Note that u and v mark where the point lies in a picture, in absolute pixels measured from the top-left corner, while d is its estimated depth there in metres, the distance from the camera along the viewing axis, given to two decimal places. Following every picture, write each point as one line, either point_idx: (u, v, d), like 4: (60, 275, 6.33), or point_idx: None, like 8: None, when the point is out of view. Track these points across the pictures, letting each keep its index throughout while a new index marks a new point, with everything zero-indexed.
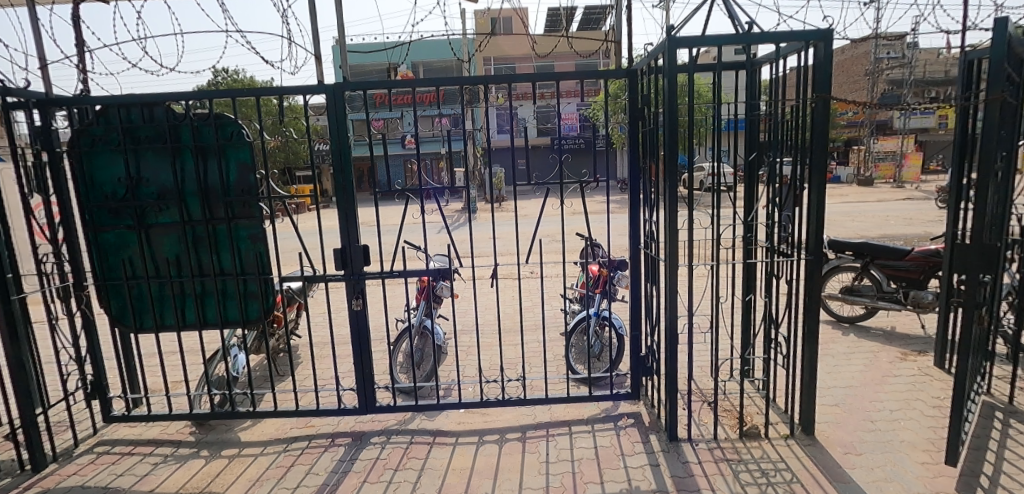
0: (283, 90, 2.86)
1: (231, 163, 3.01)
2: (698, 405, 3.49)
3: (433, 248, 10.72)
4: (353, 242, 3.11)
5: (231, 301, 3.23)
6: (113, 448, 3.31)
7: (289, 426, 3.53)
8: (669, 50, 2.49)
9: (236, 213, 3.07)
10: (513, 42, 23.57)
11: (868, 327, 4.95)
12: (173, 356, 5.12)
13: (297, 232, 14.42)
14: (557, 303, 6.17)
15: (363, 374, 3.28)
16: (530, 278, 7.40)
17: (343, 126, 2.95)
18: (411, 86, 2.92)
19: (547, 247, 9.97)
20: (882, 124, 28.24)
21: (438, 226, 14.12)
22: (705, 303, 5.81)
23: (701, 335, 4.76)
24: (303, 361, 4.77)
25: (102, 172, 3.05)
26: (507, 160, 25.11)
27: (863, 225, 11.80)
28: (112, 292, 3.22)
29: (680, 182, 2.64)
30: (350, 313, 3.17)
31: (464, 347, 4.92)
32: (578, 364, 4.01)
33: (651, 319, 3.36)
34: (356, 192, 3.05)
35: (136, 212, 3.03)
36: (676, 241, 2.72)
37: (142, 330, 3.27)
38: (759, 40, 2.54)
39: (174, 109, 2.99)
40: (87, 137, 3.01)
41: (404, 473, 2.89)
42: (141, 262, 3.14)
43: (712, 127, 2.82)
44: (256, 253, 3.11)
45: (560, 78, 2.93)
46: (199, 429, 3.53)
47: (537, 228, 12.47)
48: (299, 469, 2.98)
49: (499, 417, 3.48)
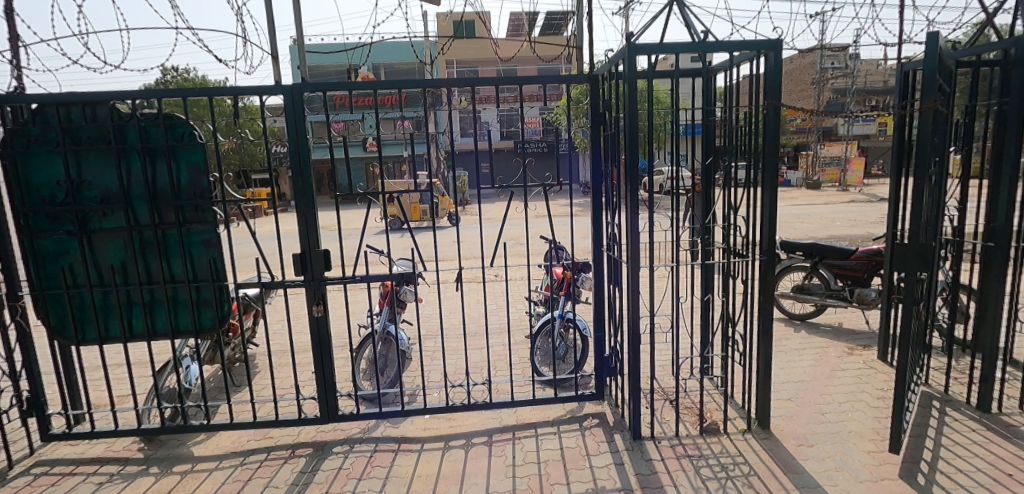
0: (238, 90, 2.76)
1: (182, 166, 2.89)
2: (660, 403, 3.57)
3: (396, 253, 10.60)
4: (313, 246, 3.03)
5: (183, 309, 3.10)
6: (53, 469, 3.12)
7: (246, 439, 3.41)
8: (628, 57, 2.55)
9: (188, 217, 2.95)
10: (476, 46, 23.62)
11: (818, 324, 5.18)
12: (119, 368, 4.87)
13: (254, 236, 14.01)
14: (522, 305, 6.22)
15: (324, 382, 3.20)
16: (495, 282, 7.41)
17: (301, 128, 2.87)
18: (372, 89, 2.85)
19: (513, 250, 10.04)
20: (827, 131, 29.66)
21: (401, 229, 13.99)
22: (665, 304, 5.98)
23: (662, 335, 4.88)
24: (261, 370, 4.63)
25: (39, 174, 2.88)
26: (470, 163, 25.09)
27: (812, 226, 12.37)
28: (51, 301, 3.04)
29: (641, 186, 2.69)
30: (311, 319, 3.08)
31: (430, 352, 4.88)
32: (543, 367, 4.03)
33: (615, 320, 3.40)
34: (316, 195, 2.98)
35: (77, 217, 2.87)
36: (637, 242, 2.76)
37: (85, 343, 3.09)
38: (714, 49, 2.62)
39: (120, 109, 2.86)
40: (21, 136, 2.83)
41: (368, 481, 2.84)
42: (83, 269, 2.97)
43: (671, 131, 2.88)
44: (209, 259, 3.00)
45: (524, 81, 2.94)
46: (148, 445, 3.36)
47: (501, 231, 12.52)
48: (257, 483, 2.89)
49: (465, 422, 3.46)
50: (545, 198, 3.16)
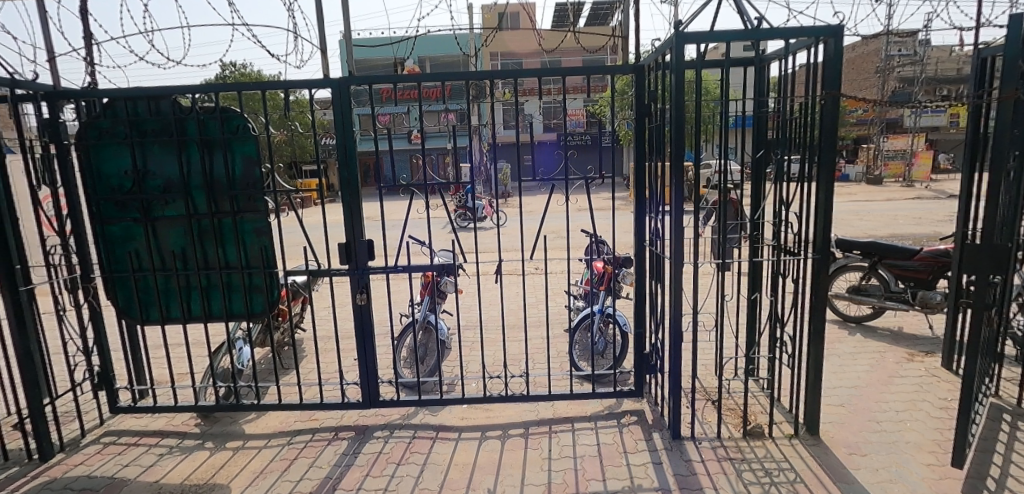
0: (288, 84, 2.85)
1: (236, 157, 3.01)
2: (702, 403, 3.47)
3: (438, 244, 10.74)
4: (358, 236, 3.09)
5: (236, 293, 3.23)
6: (119, 439, 3.34)
7: (293, 419, 3.55)
8: (676, 46, 2.46)
9: (241, 206, 3.07)
10: (519, 37, 23.55)
11: (875, 328, 4.91)
12: (179, 348, 5.17)
13: (303, 226, 14.53)
14: (561, 299, 6.19)
15: (366, 367, 3.28)
16: (534, 275, 7.41)
17: (348, 120, 2.94)
18: (416, 81, 2.88)
19: (553, 244, 10.01)
20: (891, 122, 27.94)
21: (443, 221, 14.20)
22: (709, 302, 5.82)
23: (706, 334, 4.76)
24: (308, 355, 4.80)
25: (109, 165, 3.07)
26: (512, 155, 25.10)
27: (871, 224, 11.72)
28: (118, 283, 3.24)
29: (686, 180, 2.61)
30: (354, 307, 3.16)
31: (468, 342, 4.93)
32: (582, 362, 4.02)
33: (656, 317, 3.32)
34: (361, 186, 3.03)
35: (141, 205, 3.05)
36: (681, 238, 2.67)
37: (148, 323, 3.29)
38: (768, 36, 2.50)
39: (181, 103, 3.00)
40: (94, 129, 3.03)
41: (406, 467, 2.90)
42: (146, 254, 3.16)
43: (719, 123, 2.77)
44: (261, 246, 3.11)
45: (567, 73, 2.88)
46: (204, 421, 3.55)
47: (543, 224, 12.51)
48: (302, 463, 3.00)
49: (502, 414, 3.47)
50: (587, 192, 3.06)
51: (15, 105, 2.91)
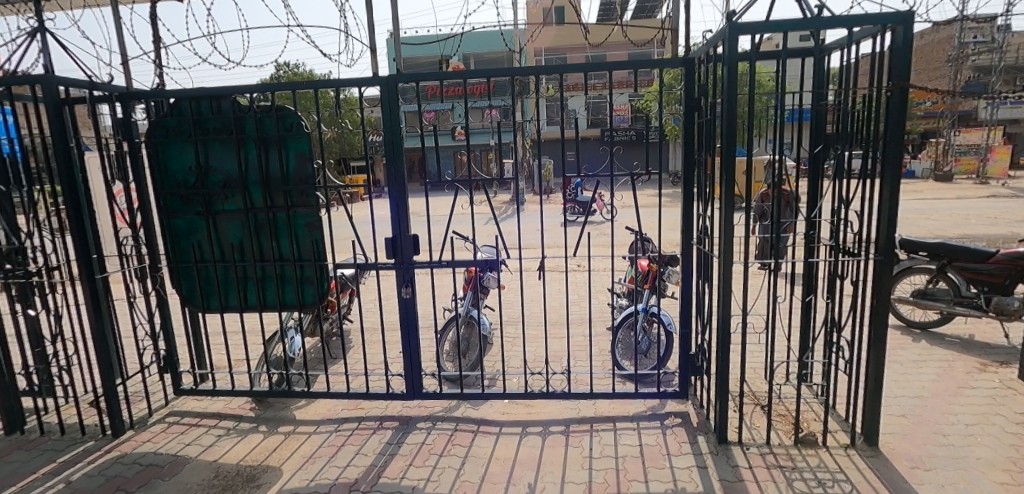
0: (339, 83, 2.93)
1: (290, 153, 3.13)
2: (751, 407, 3.36)
3: (481, 240, 10.83)
4: (404, 231, 3.15)
5: (289, 285, 3.36)
6: (183, 419, 3.55)
7: (341, 408, 3.67)
8: (729, 37, 2.38)
9: (295, 201, 3.18)
10: (565, 32, 23.38)
11: (943, 335, 4.61)
12: (236, 335, 5.44)
13: (352, 220, 14.99)
14: (604, 297, 6.13)
15: (411, 359, 3.35)
16: (577, 272, 7.36)
17: (396, 117, 3.00)
18: (462, 78, 2.90)
19: (597, 241, 9.91)
20: (964, 115, 26.09)
21: (487, 216, 14.32)
22: (759, 303, 5.62)
23: (755, 336, 4.60)
24: (356, 346, 4.95)
25: (175, 161, 3.25)
26: (556, 152, 24.99)
27: (939, 224, 11.00)
28: (182, 273, 3.43)
29: (737, 177, 2.52)
30: (400, 301, 3.23)
31: (510, 338, 4.96)
32: (624, 360, 4.00)
33: (703, 317, 3.23)
34: (407, 182, 3.09)
35: (204, 199, 3.22)
36: (732, 236, 2.58)
37: (209, 311, 3.47)
38: (830, 25, 2.38)
39: (240, 102, 3.14)
40: (162, 128, 3.22)
41: (448, 458, 2.95)
42: (208, 246, 3.33)
43: (775, 117, 2.65)
44: (312, 240, 3.22)
45: (614, 67, 2.83)
46: (258, 406, 3.72)
47: (587, 220, 12.41)
48: (349, 450, 3.10)
49: (543, 410, 3.47)
50: (633, 188, 3.01)
51: (93, 107, 3.13)
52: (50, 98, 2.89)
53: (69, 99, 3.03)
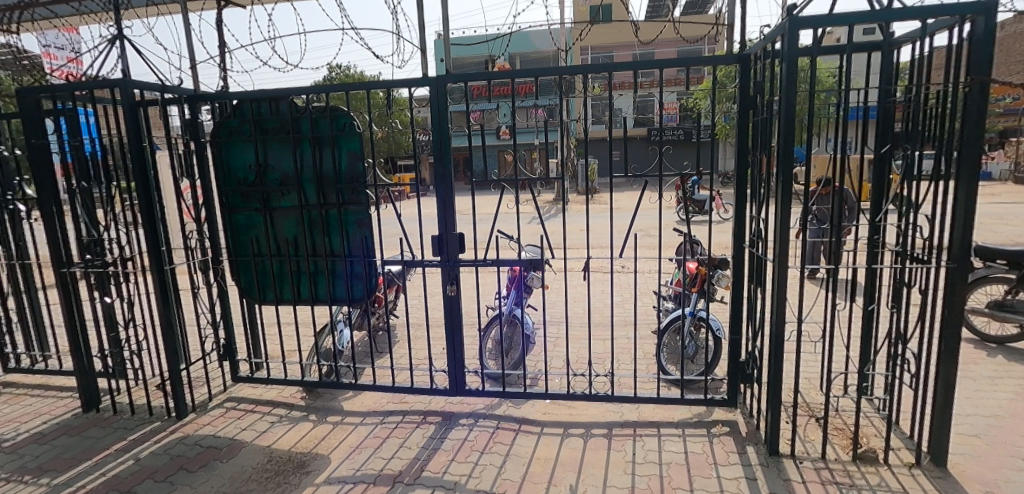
0: (390, 84, 3.00)
1: (343, 153, 3.23)
2: (804, 419, 3.21)
3: (526, 239, 10.85)
4: (450, 229, 3.20)
5: (340, 280, 3.47)
6: (239, 405, 3.73)
7: (386, 401, 3.76)
8: (788, 32, 2.28)
9: (346, 199, 3.28)
10: (613, 30, 23.09)
11: (1022, 350, 4.26)
12: (289, 326, 5.67)
13: (400, 218, 15.36)
14: (650, 299, 6.02)
15: (454, 356, 3.39)
16: (622, 273, 7.26)
17: (444, 116, 3.04)
18: (510, 78, 2.91)
19: (644, 242, 9.73)
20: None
21: (532, 216, 14.33)
22: (815, 310, 5.37)
23: (810, 344, 4.39)
24: (401, 341, 5.06)
25: (236, 160, 3.42)
26: (603, 151, 24.72)
27: (1021, 230, 10.17)
28: (241, 266, 3.60)
29: (795, 177, 2.41)
30: (445, 298, 3.28)
31: (553, 338, 4.94)
32: (670, 365, 3.90)
33: (754, 323, 3.11)
34: (454, 181, 3.14)
35: (262, 196, 3.37)
36: (788, 239, 2.48)
37: (265, 303, 3.63)
38: (900, 17, 2.24)
39: (297, 103, 3.27)
40: (225, 128, 3.40)
41: (490, 456, 2.97)
42: (265, 241, 3.49)
43: (836, 115, 2.53)
44: (362, 237, 3.31)
45: (665, 65, 2.77)
46: (308, 395, 3.86)
47: (633, 221, 12.22)
48: (393, 442, 3.17)
49: (585, 412, 3.44)
50: (682, 189, 2.93)
51: (164, 108, 3.34)
52: (127, 101, 3.10)
53: (143, 101, 3.24)
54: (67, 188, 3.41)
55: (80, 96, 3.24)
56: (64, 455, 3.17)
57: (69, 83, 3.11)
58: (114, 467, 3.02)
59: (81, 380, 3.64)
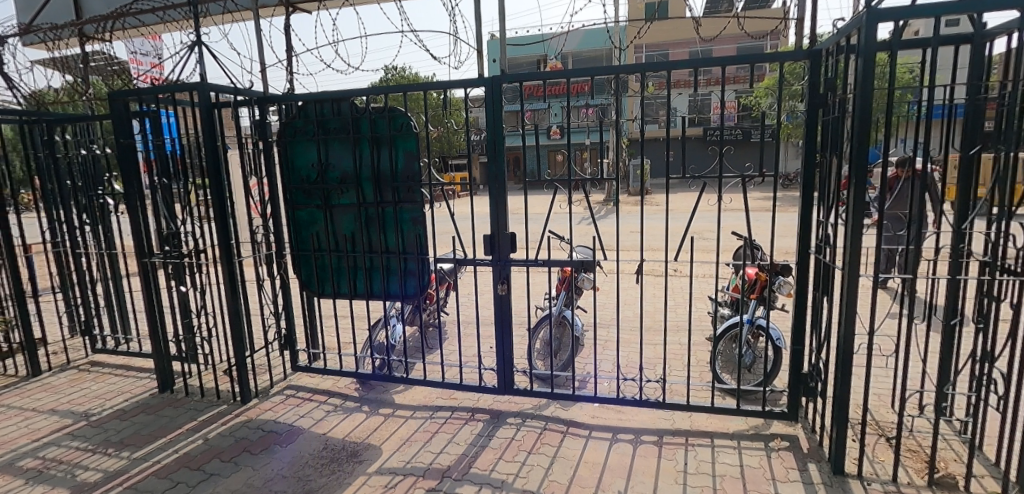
0: (447, 84, 3.05)
1: (399, 152, 3.31)
2: (873, 438, 3.02)
3: (578, 240, 10.76)
4: (502, 229, 3.21)
5: (394, 276, 3.56)
6: (298, 393, 3.90)
7: (436, 396, 3.82)
8: (865, 25, 2.14)
9: (402, 197, 3.36)
10: (671, 27, 22.56)
11: None
12: (345, 319, 5.89)
13: (453, 217, 15.62)
14: (705, 304, 5.83)
15: (503, 354, 3.41)
16: (676, 277, 7.08)
17: (499, 116, 3.06)
18: (565, 77, 2.89)
19: (700, 245, 9.45)
20: None
21: (584, 216, 14.22)
22: (886, 322, 5.04)
23: (880, 359, 4.12)
24: (451, 337, 5.15)
25: (300, 158, 3.58)
26: (658, 152, 24.19)
27: None
28: (302, 260, 3.76)
29: (869, 180, 2.26)
30: (496, 297, 3.30)
31: (603, 340, 4.88)
32: (726, 374, 3.76)
33: (819, 334, 2.95)
34: (507, 180, 3.15)
35: (323, 193, 3.51)
36: (859, 246, 2.32)
37: (323, 296, 3.77)
38: (995, 6, 2.05)
39: (357, 104, 3.38)
40: (290, 128, 3.56)
41: (537, 457, 2.96)
42: (325, 236, 3.62)
43: (918, 113, 2.35)
44: (416, 234, 3.39)
45: (727, 62, 2.67)
46: (362, 387, 3.99)
47: (689, 224, 11.89)
48: (442, 437, 3.22)
49: (634, 417, 3.37)
50: (743, 191, 2.81)
51: (236, 110, 3.53)
52: (204, 103, 3.30)
53: (218, 103, 3.44)
54: (150, 184, 3.67)
55: (162, 98, 3.48)
56: (142, 431, 3.42)
57: (153, 87, 3.35)
58: (185, 445, 3.23)
59: (158, 363, 3.92)
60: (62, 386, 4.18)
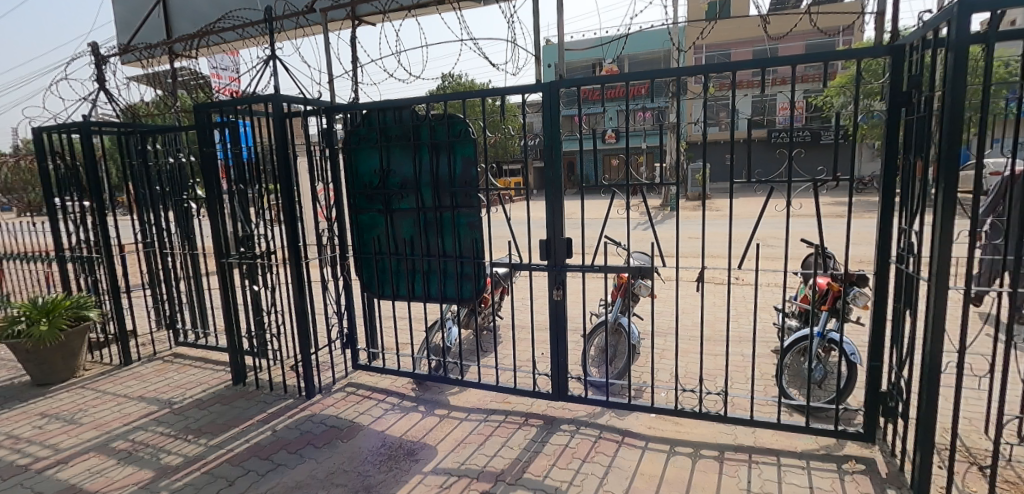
0: (505, 90, 3.08)
1: (458, 158, 3.37)
2: (962, 466, 2.76)
3: (635, 246, 10.54)
4: (558, 234, 3.20)
5: (450, 280, 3.62)
6: (358, 390, 4.05)
7: (489, 399, 3.85)
8: (958, 17, 1.98)
9: (459, 202, 3.42)
10: (736, 26, 21.76)
11: None
12: (403, 320, 6.05)
13: (508, 221, 15.73)
14: (770, 315, 5.56)
15: (558, 360, 3.39)
16: (739, 285, 6.80)
17: (556, 122, 3.05)
18: (623, 80, 2.84)
19: (765, 253, 9.03)
20: None
21: (641, 222, 13.93)
22: (978, 340, 4.61)
23: (970, 380, 3.78)
24: (506, 341, 5.18)
25: (363, 165, 3.72)
26: (720, 155, 23.36)
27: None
28: (364, 263, 3.91)
29: (962, 184, 2.08)
30: (551, 302, 3.29)
31: (661, 349, 4.75)
32: (793, 389, 3.57)
33: (901, 350, 2.74)
34: (563, 185, 3.14)
35: (385, 199, 3.63)
36: (948, 255, 2.14)
37: (383, 297, 3.90)
38: None
39: (417, 112, 3.47)
40: (355, 136, 3.71)
41: (591, 465, 2.92)
42: (386, 239, 3.75)
43: (1020, 111, 2.14)
44: (473, 238, 3.44)
45: (798, 61, 2.54)
46: (418, 387, 4.08)
47: (755, 230, 11.39)
48: (496, 440, 3.24)
49: (693, 430, 3.26)
50: (814, 196, 2.66)
51: (305, 119, 3.71)
52: (277, 113, 3.50)
53: (289, 113, 3.64)
54: (228, 190, 3.93)
55: (240, 110, 3.72)
56: (217, 420, 3.65)
57: (233, 99, 3.59)
58: (256, 435, 3.42)
59: (232, 357, 4.18)
60: (149, 375, 4.54)
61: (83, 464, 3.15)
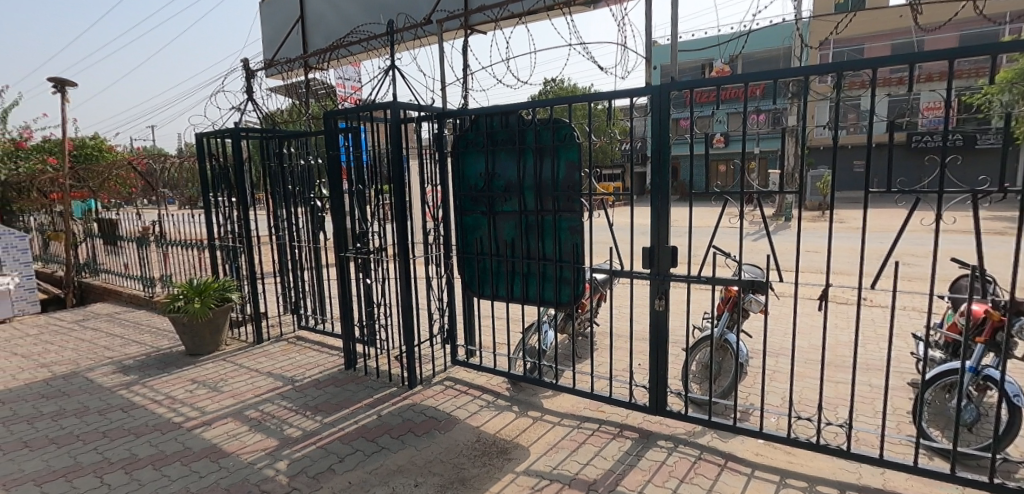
0: (612, 94, 3.03)
1: (561, 162, 3.36)
2: None
3: (747, 258, 9.85)
4: (662, 241, 3.09)
5: (549, 283, 3.62)
6: (456, 385, 4.19)
7: (584, 406, 3.81)
8: None
9: (561, 206, 3.41)
10: (876, 19, 19.55)
11: None
12: (501, 320, 6.17)
13: (609, 228, 15.42)
14: (906, 343, 4.92)
15: (657, 373, 3.26)
16: (869, 308, 6.09)
17: (665, 125, 2.94)
18: (741, 82, 2.67)
19: (904, 273, 8.00)
20: None
21: (754, 232, 12.98)
22: None
23: None
24: (602, 349, 5.08)
25: (470, 168, 3.85)
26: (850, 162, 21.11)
27: None
28: (467, 262, 4.05)
29: None
30: (652, 312, 3.17)
31: (772, 370, 4.39)
32: (934, 430, 3.12)
33: None
34: (670, 192, 3.01)
35: (489, 201, 3.74)
36: None
37: (483, 296, 4.00)
38: None
39: (523, 116, 3.53)
40: (463, 140, 3.85)
41: (690, 487, 2.77)
42: (488, 241, 3.85)
43: None
44: (573, 243, 3.41)
45: (955, 54, 2.21)
46: (512, 387, 4.14)
47: (892, 245, 10.13)
48: (589, 448, 3.18)
49: (809, 463, 2.97)
50: (973, 209, 2.30)
51: (419, 124, 3.92)
52: (394, 119, 3.73)
53: (404, 118, 3.87)
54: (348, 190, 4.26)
55: (362, 116, 4.01)
56: (331, 400, 3.96)
57: (356, 106, 3.88)
58: (363, 418, 3.66)
59: (345, 343, 4.52)
60: (276, 353, 5.06)
61: (222, 427, 3.58)
